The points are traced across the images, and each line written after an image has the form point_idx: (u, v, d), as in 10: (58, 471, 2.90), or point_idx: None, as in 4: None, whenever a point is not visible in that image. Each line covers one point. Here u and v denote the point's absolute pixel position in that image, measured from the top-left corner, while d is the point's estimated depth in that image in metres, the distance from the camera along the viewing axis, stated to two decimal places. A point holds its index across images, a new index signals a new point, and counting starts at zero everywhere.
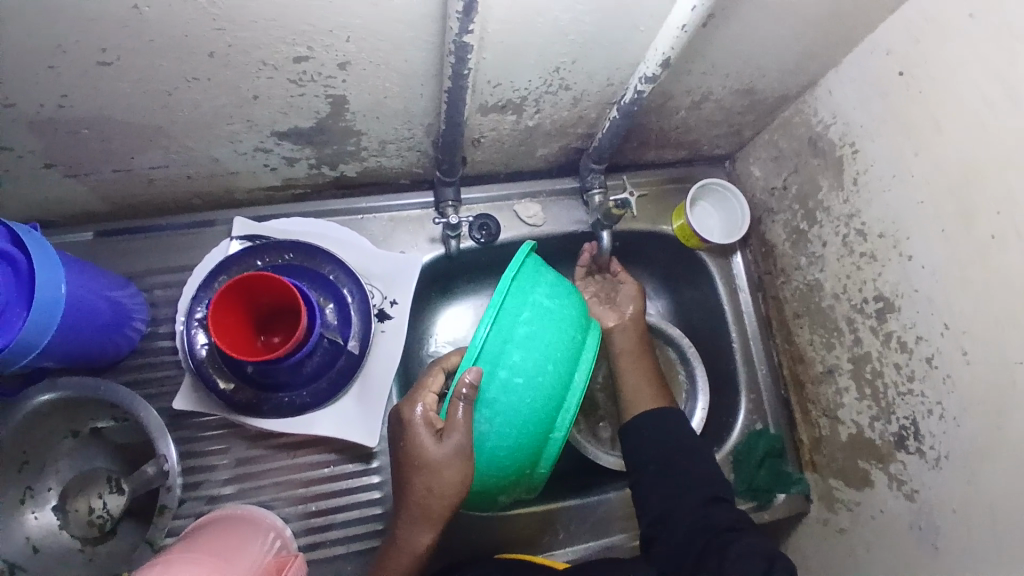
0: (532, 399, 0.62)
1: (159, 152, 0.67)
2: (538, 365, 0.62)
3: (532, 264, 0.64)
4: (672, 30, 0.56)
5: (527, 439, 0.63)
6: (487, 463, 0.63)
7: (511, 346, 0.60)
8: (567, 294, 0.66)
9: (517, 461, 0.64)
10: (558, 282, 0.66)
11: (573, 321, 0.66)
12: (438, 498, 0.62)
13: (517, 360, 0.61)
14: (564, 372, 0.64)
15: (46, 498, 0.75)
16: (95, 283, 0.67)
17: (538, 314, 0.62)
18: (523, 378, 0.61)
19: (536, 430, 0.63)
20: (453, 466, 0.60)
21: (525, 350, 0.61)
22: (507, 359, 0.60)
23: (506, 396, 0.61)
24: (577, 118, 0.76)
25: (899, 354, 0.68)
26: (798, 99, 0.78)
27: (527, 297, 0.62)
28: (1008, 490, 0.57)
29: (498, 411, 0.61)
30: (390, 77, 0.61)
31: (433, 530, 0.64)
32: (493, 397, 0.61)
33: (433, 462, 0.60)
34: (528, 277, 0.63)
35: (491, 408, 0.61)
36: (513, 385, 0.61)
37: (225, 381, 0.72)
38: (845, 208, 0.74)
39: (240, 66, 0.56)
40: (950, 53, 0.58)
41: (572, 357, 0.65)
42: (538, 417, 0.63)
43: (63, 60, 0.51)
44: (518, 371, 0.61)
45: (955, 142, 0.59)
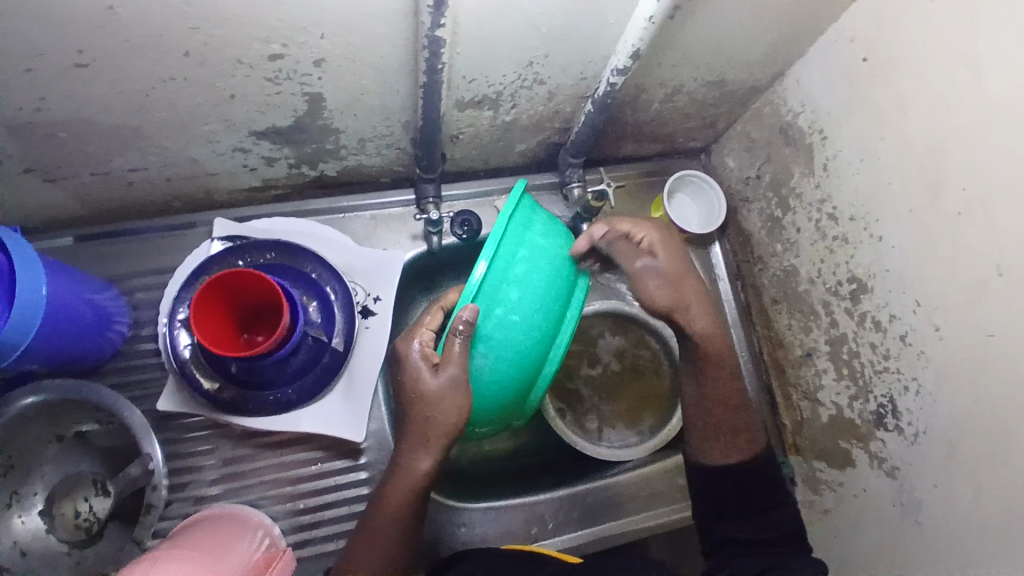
0: (527, 335, 0.63)
1: (137, 154, 0.68)
2: (533, 302, 0.63)
3: (528, 204, 0.63)
4: (640, 21, 0.58)
5: (519, 375, 0.65)
6: (483, 399, 0.65)
7: (507, 285, 0.61)
8: (560, 233, 0.67)
9: (508, 396, 0.66)
10: (551, 220, 0.66)
11: (566, 260, 0.66)
12: (433, 426, 0.62)
13: (513, 298, 0.61)
14: (556, 308, 0.65)
15: (32, 502, 0.75)
16: (78, 285, 0.67)
17: (534, 255, 0.63)
18: (519, 315, 0.62)
19: (528, 365, 0.65)
20: (450, 397, 0.61)
21: (521, 289, 0.62)
22: (503, 297, 0.61)
23: (502, 333, 0.62)
24: (553, 113, 0.77)
25: (874, 334, 0.70)
26: (768, 90, 0.80)
27: (524, 237, 0.62)
28: (984, 459, 0.58)
29: (494, 348, 0.62)
30: (365, 74, 0.62)
31: (430, 457, 0.64)
32: (489, 334, 0.62)
33: (428, 392, 0.61)
34: (525, 215, 0.63)
35: (487, 343, 0.62)
36: (509, 323, 0.62)
37: (209, 380, 0.73)
38: (816, 193, 0.75)
39: (217, 65, 0.56)
40: (909, 37, 0.60)
41: (563, 295, 0.66)
42: (531, 352, 0.64)
43: (38, 62, 0.51)
44: (513, 308, 0.62)
45: (919, 123, 0.61)
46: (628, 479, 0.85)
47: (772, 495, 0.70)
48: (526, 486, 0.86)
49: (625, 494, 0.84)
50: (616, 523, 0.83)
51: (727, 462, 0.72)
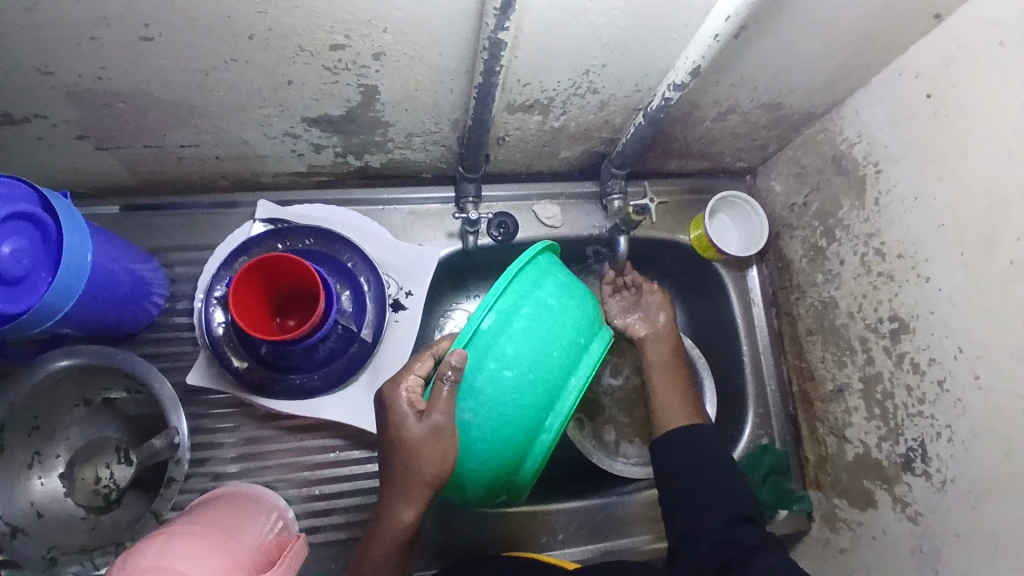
0: (520, 395, 0.60)
1: (191, 131, 0.68)
2: (530, 361, 0.60)
3: (539, 265, 0.63)
4: (705, 39, 0.57)
5: (510, 436, 0.61)
6: (468, 455, 0.62)
7: (504, 338, 0.59)
8: (575, 295, 0.65)
9: (497, 459, 0.62)
10: (566, 284, 0.65)
11: (576, 323, 0.64)
12: (416, 477, 0.59)
13: (509, 353, 0.59)
14: (557, 371, 0.63)
15: (53, 464, 0.76)
16: (119, 254, 0.68)
17: (539, 312, 0.61)
18: (513, 372, 0.59)
19: (520, 427, 0.62)
20: (433, 447, 0.58)
21: (519, 344, 0.60)
22: (498, 351, 0.59)
23: (492, 388, 0.60)
24: (602, 122, 0.76)
25: (912, 376, 0.68)
26: (824, 117, 0.78)
27: (530, 293, 0.61)
28: (1013, 517, 0.57)
29: (483, 402, 0.60)
30: (422, 70, 0.62)
31: (413, 507, 0.62)
32: (480, 387, 0.60)
33: (412, 441, 0.58)
34: (535, 273, 0.62)
35: (476, 396, 0.60)
36: (501, 378, 0.59)
37: (240, 359, 0.74)
38: (865, 227, 0.74)
39: (279, 50, 0.57)
40: (979, 78, 0.59)
41: (566, 360, 0.63)
42: (524, 414, 0.61)
43: (105, 33, 0.52)
44: (509, 364, 0.60)
45: (979, 166, 0.60)
46: (643, 497, 0.84)
47: None
48: (538, 494, 0.86)
49: (638, 512, 0.84)
50: (626, 541, 0.82)
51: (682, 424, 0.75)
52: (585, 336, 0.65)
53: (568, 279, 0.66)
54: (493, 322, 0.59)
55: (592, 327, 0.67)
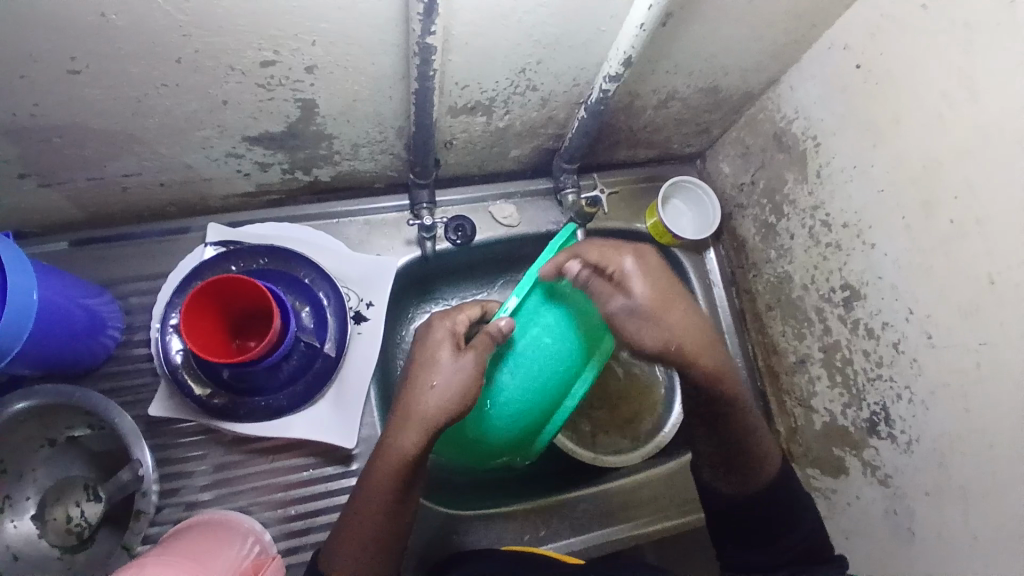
0: (550, 362, 0.67)
1: (132, 160, 0.68)
2: (566, 341, 0.67)
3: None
4: (632, 29, 0.58)
5: (527, 402, 0.68)
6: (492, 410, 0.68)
7: (550, 308, 0.66)
8: None
9: (516, 419, 0.69)
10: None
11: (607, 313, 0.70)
12: (430, 398, 0.60)
13: (550, 322, 0.66)
14: (586, 353, 0.69)
15: (25, 507, 0.75)
16: (71, 289, 0.67)
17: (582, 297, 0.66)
18: (552, 346, 0.66)
19: (541, 395, 0.69)
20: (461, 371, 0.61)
21: (564, 326, 0.66)
22: (541, 318, 0.66)
23: (530, 352, 0.66)
24: (547, 118, 0.77)
25: (868, 341, 0.70)
26: (763, 96, 0.80)
27: None
28: (975, 468, 0.58)
29: (517, 367, 0.67)
30: (358, 81, 0.62)
31: (416, 435, 0.60)
32: (520, 351, 0.66)
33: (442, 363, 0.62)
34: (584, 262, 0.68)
35: (513, 359, 0.67)
36: (541, 342, 0.66)
37: (201, 386, 0.73)
38: (810, 201, 0.75)
39: (210, 71, 0.56)
40: (904, 46, 0.60)
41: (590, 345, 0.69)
42: (547, 385, 0.68)
43: (31, 68, 0.51)
44: (548, 336, 0.66)
45: (912, 131, 0.61)
46: (623, 486, 0.85)
47: None
48: (518, 493, 0.86)
49: (619, 500, 0.84)
50: (610, 530, 0.83)
51: (745, 490, 0.64)
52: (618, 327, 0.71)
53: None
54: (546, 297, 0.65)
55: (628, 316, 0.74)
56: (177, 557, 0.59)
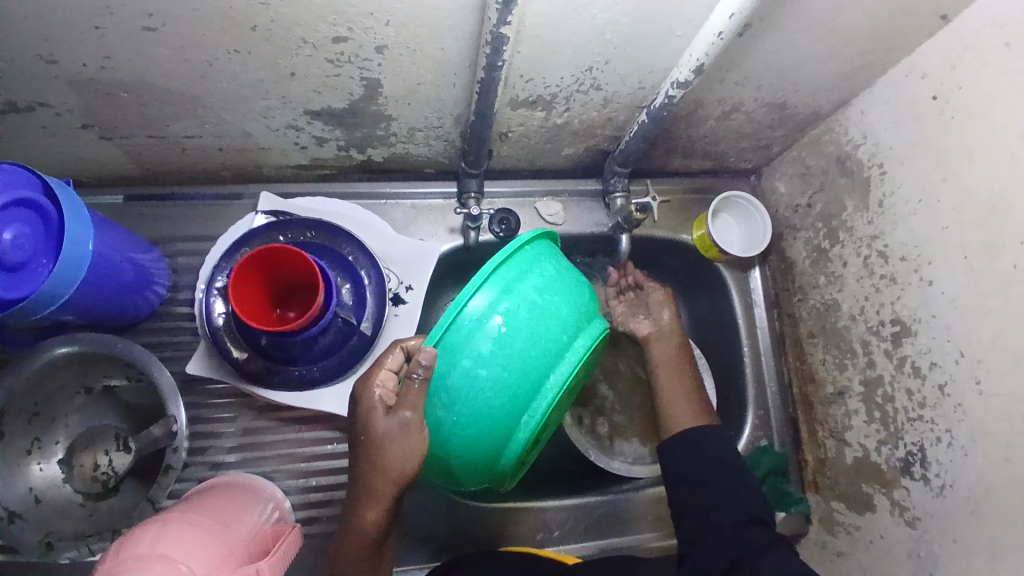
0: (497, 392, 0.57)
1: (194, 121, 0.69)
2: (503, 361, 0.56)
3: (528, 256, 0.59)
4: (708, 36, 0.56)
5: (481, 432, 0.58)
6: (444, 448, 0.59)
7: (482, 334, 0.56)
8: (563, 290, 0.61)
9: (473, 452, 0.60)
10: (557, 275, 0.61)
11: (563, 319, 0.60)
12: (383, 473, 0.58)
13: (484, 350, 0.56)
14: (535, 369, 0.58)
15: (53, 450, 0.76)
16: (121, 243, 0.69)
17: (521, 306, 0.57)
18: (488, 371, 0.56)
19: (493, 422, 0.58)
20: (403, 443, 0.57)
21: (497, 344, 0.56)
22: (472, 347, 0.56)
23: (467, 386, 0.56)
24: (606, 119, 0.76)
25: (912, 380, 0.68)
26: (830, 118, 0.78)
27: (514, 288, 0.57)
28: (1010, 524, 0.56)
29: (456, 401, 0.57)
30: (425, 65, 0.62)
31: (377, 509, 0.60)
32: (452, 383, 0.56)
33: (378, 436, 0.56)
34: (520, 268, 0.58)
35: (447, 393, 0.57)
36: (475, 375, 0.56)
37: (239, 350, 0.74)
38: (868, 229, 0.73)
39: (281, 41, 0.57)
40: (987, 81, 0.58)
41: (545, 363, 0.58)
42: (498, 410, 0.58)
43: (109, 21, 0.52)
44: (480, 360, 0.56)
45: (984, 169, 0.59)
46: (639, 496, 0.84)
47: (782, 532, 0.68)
48: (535, 491, 0.86)
49: (635, 511, 0.84)
50: (625, 539, 0.82)
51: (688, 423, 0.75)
52: (572, 330, 0.60)
53: (561, 268, 0.62)
54: (463, 321, 0.55)
55: (587, 314, 0.63)
56: (201, 516, 0.60)
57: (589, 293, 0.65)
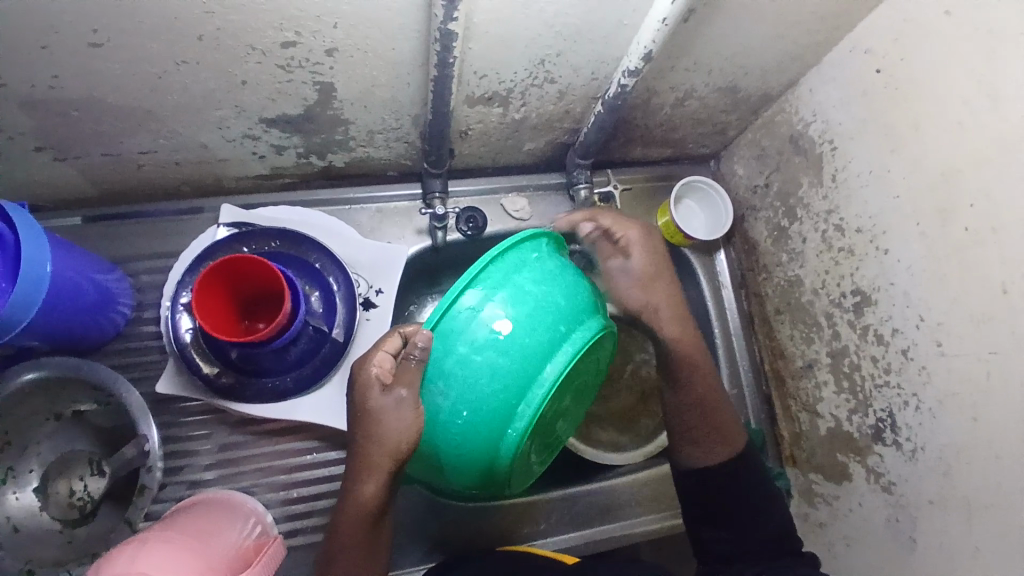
0: (492, 378, 0.52)
1: (148, 136, 0.68)
2: (498, 347, 0.52)
3: (528, 249, 0.56)
4: (653, 23, 0.57)
5: (477, 424, 0.53)
6: (441, 438, 0.55)
7: (477, 320, 0.52)
8: (565, 283, 0.56)
9: (468, 444, 0.55)
10: (559, 271, 0.57)
11: (563, 310, 0.55)
12: (378, 446, 0.58)
13: (479, 336, 0.52)
14: (531, 359, 0.53)
15: (27, 479, 0.75)
16: (81, 264, 0.67)
17: (517, 296, 0.53)
18: (482, 358, 0.52)
19: (488, 412, 0.53)
20: (397, 418, 0.56)
21: (493, 331, 0.52)
22: (468, 333, 0.52)
23: (462, 372, 0.53)
24: (563, 112, 0.77)
25: (877, 348, 0.69)
26: (781, 99, 0.80)
27: (513, 276, 0.54)
28: (979, 479, 0.58)
29: (453, 387, 0.53)
30: (378, 66, 0.62)
31: (375, 481, 0.59)
32: (447, 370, 0.53)
33: (375, 411, 0.57)
34: (519, 260, 0.55)
35: (443, 378, 0.53)
36: (469, 361, 0.52)
37: (208, 365, 0.73)
38: (824, 205, 0.75)
39: (231, 50, 0.56)
40: (926, 52, 0.60)
41: (542, 352, 0.53)
42: (493, 399, 0.53)
43: (52, 39, 0.51)
44: (475, 347, 0.52)
45: (929, 137, 0.61)
46: (622, 484, 0.85)
47: (763, 506, 0.69)
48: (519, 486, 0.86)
49: (619, 498, 0.84)
50: (611, 526, 0.83)
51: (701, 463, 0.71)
52: (573, 320, 0.56)
53: (562, 262, 0.59)
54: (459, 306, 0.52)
55: (590, 306, 0.58)
56: (180, 534, 0.59)
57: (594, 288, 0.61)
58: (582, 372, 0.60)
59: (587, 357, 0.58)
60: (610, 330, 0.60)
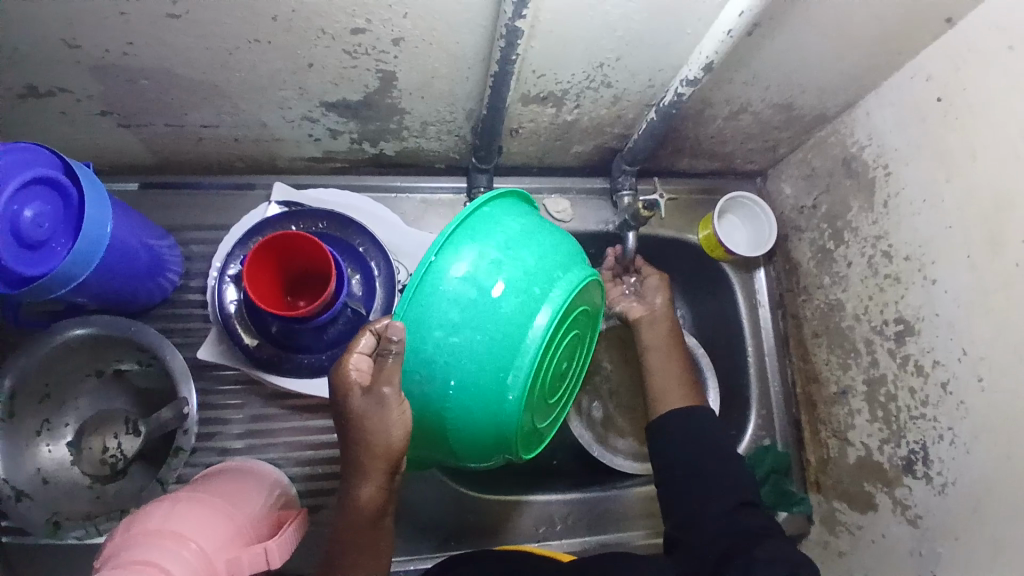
0: (476, 355, 0.51)
1: (211, 110, 0.70)
2: (474, 323, 0.50)
3: (483, 216, 0.53)
4: (718, 34, 0.58)
5: (472, 401, 0.52)
6: (442, 421, 0.54)
7: (445, 301, 0.50)
8: (531, 244, 0.54)
9: (471, 422, 0.54)
10: (522, 232, 0.54)
11: (533, 270, 0.53)
12: (370, 450, 0.53)
13: (451, 316, 0.50)
14: (510, 326, 0.51)
15: (62, 433, 0.77)
16: (137, 228, 0.70)
17: (481, 268, 0.51)
18: (461, 337, 0.50)
19: (480, 388, 0.52)
20: (383, 419, 0.51)
21: (465, 308, 0.50)
22: (438, 316, 0.50)
23: (444, 356, 0.51)
24: (615, 117, 0.77)
25: (915, 378, 0.68)
26: (836, 120, 0.79)
27: (473, 249, 0.51)
28: (1011, 521, 0.56)
29: (437, 372, 0.51)
30: (440, 58, 0.63)
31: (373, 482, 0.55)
32: (427, 356, 0.51)
33: (357, 416, 0.51)
34: (476, 229, 0.52)
35: (425, 365, 0.51)
36: (448, 344, 0.50)
37: (250, 337, 0.74)
38: (873, 230, 0.74)
39: (301, 32, 0.58)
40: (990, 84, 0.59)
41: (523, 318, 0.51)
42: (484, 373, 0.51)
43: (134, 8, 0.54)
44: (451, 328, 0.50)
45: (988, 168, 0.60)
46: (640, 494, 0.86)
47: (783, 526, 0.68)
48: (537, 485, 0.87)
49: (637, 506, 0.84)
50: (626, 534, 0.83)
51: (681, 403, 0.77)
52: (547, 281, 0.53)
53: (526, 222, 0.56)
54: (425, 292, 0.50)
55: (563, 264, 0.56)
56: (208, 496, 0.61)
57: (564, 244, 0.58)
58: (570, 328, 0.58)
59: (569, 314, 0.56)
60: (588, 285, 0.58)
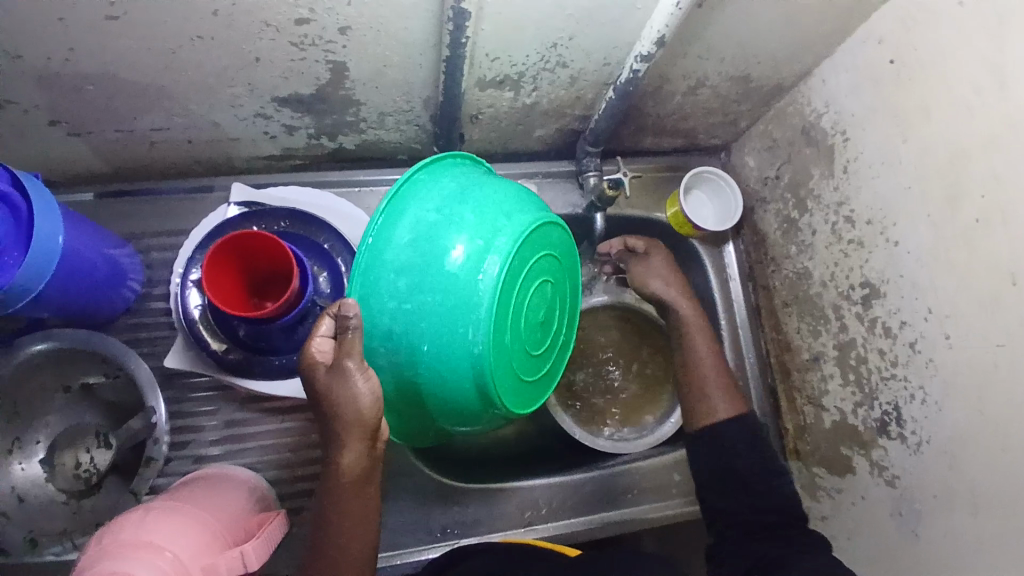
0: (431, 318, 0.49)
1: (161, 113, 0.68)
2: (421, 287, 0.49)
3: (420, 185, 0.53)
4: (667, 7, 0.57)
5: (440, 365, 0.50)
6: (420, 392, 0.53)
7: (391, 272, 0.50)
8: (471, 199, 0.52)
9: (446, 388, 0.52)
10: (461, 190, 0.53)
11: (473, 222, 0.51)
12: (343, 422, 0.51)
13: (399, 284, 0.50)
14: (458, 282, 0.49)
15: (34, 450, 0.76)
16: (94, 238, 0.68)
17: (419, 232, 0.50)
18: (411, 303, 0.49)
19: (443, 350, 0.50)
20: (351, 392, 0.50)
21: (411, 273, 0.50)
22: (387, 289, 0.50)
23: (402, 325, 0.50)
24: (574, 98, 0.77)
25: (884, 340, 0.69)
26: (793, 89, 0.79)
27: (408, 218, 0.51)
28: (985, 473, 0.57)
29: (399, 342, 0.51)
30: (390, 46, 0.62)
31: (353, 451, 0.53)
32: (387, 329, 0.51)
33: (328, 392, 0.51)
34: (411, 197, 0.52)
35: (388, 338, 0.51)
36: (403, 313, 0.50)
37: (217, 341, 0.73)
38: (835, 196, 0.75)
39: (244, 26, 0.57)
40: (937, 41, 0.60)
41: (469, 271, 0.49)
42: (445, 334, 0.50)
43: (70, 13, 0.52)
44: (402, 296, 0.50)
45: (943, 125, 0.60)
46: (626, 471, 0.85)
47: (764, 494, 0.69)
48: (520, 473, 0.86)
49: (622, 486, 0.84)
50: (615, 513, 0.83)
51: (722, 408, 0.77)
52: (492, 229, 0.51)
53: (462, 178, 0.54)
54: (372, 268, 0.51)
55: (508, 209, 0.53)
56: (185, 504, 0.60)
57: (513, 190, 0.56)
58: (536, 272, 0.55)
59: (526, 257, 0.53)
60: (543, 227, 0.55)
